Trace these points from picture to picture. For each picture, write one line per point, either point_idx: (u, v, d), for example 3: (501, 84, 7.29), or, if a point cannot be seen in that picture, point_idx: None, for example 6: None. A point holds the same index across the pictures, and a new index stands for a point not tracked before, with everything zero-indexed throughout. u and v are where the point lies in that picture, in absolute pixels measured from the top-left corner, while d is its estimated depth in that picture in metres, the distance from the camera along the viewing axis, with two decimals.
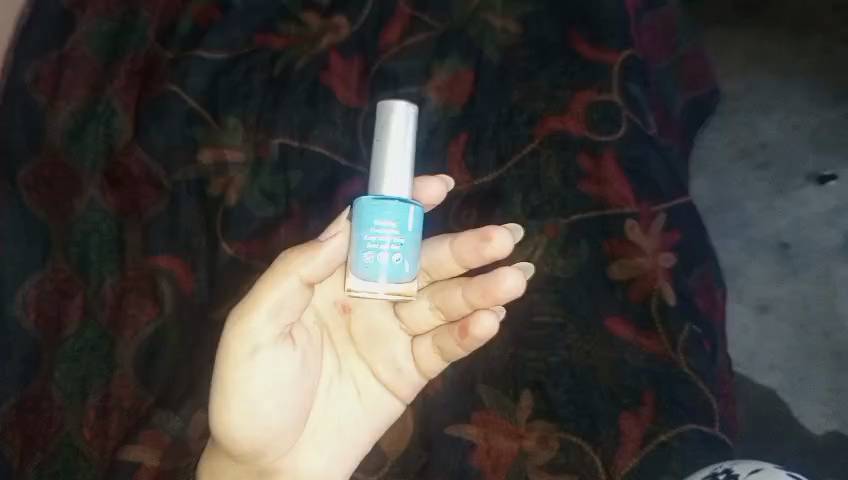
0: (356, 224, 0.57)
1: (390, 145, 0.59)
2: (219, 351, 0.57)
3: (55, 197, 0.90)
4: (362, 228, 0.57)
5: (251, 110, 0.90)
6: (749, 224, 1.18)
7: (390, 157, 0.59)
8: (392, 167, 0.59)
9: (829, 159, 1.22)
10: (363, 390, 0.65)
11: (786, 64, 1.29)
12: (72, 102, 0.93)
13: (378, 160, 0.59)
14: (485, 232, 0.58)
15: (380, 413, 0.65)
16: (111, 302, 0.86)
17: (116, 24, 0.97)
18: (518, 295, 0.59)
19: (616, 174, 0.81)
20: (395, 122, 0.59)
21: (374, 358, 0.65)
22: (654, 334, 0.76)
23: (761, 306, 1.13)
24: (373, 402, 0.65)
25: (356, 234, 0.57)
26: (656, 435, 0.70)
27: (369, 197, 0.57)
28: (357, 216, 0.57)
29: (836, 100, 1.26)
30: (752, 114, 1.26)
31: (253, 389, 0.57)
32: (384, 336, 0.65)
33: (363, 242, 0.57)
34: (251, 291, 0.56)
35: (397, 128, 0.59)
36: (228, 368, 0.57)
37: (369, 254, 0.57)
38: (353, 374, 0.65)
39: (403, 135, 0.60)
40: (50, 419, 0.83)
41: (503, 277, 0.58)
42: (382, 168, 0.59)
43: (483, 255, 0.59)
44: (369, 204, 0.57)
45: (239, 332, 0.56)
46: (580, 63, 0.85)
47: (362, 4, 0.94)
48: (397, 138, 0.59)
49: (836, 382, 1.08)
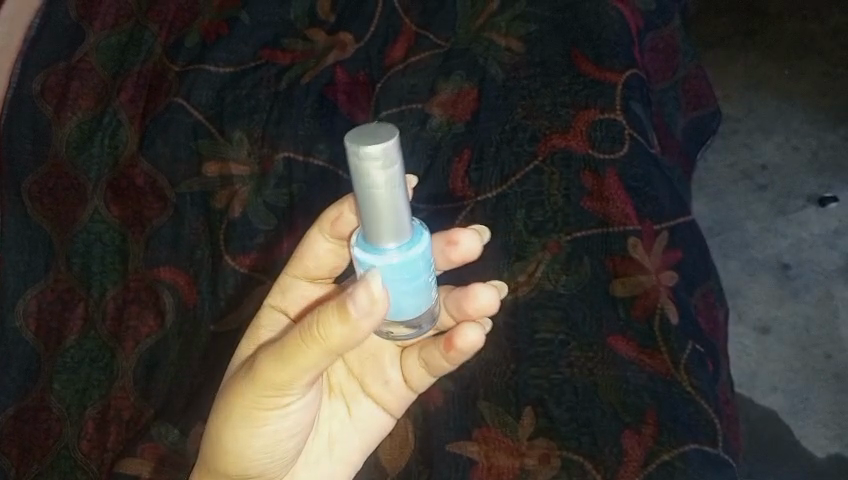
0: (403, 278, 0.48)
1: (382, 192, 0.45)
2: (243, 405, 0.52)
3: (59, 208, 0.91)
4: (413, 277, 0.49)
5: (257, 123, 0.91)
6: (750, 245, 1.32)
7: (389, 203, 0.46)
8: (397, 213, 0.46)
9: (830, 183, 1.37)
10: (355, 405, 0.63)
11: (782, 89, 1.48)
12: (79, 113, 0.94)
13: (369, 210, 0.46)
14: (450, 235, 0.56)
15: (374, 427, 0.64)
16: (112, 313, 0.88)
17: (124, 36, 0.98)
18: (496, 303, 0.55)
19: (617, 191, 0.80)
20: (376, 164, 0.44)
21: (364, 374, 0.63)
22: (657, 354, 0.74)
23: (762, 327, 1.24)
24: (365, 417, 0.64)
25: (403, 289, 0.48)
26: (658, 455, 0.68)
27: (410, 250, 0.48)
28: (398, 271, 0.48)
29: (836, 124, 1.43)
30: (753, 135, 1.44)
31: (276, 434, 0.54)
32: (372, 349, 0.63)
33: (417, 289, 0.49)
34: (276, 354, 0.48)
35: (386, 167, 0.44)
36: (250, 420, 0.52)
37: (426, 293, 0.50)
38: (344, 389, 0.63)
39: (392, 169, 0.45)
40: (48, 431, 0.84)
41: (478, 289, 0.55)
42: (383, 220, 0.46)
43: (450, 260, 0.56)
44: (412, 254, 0.48)
45: (266, 393, 0.50)
46: (582, 82, 0.84)
47: (368, 22, 0.95)
48: (387, 178, 0.45)
49: (836, 404, 1.16)
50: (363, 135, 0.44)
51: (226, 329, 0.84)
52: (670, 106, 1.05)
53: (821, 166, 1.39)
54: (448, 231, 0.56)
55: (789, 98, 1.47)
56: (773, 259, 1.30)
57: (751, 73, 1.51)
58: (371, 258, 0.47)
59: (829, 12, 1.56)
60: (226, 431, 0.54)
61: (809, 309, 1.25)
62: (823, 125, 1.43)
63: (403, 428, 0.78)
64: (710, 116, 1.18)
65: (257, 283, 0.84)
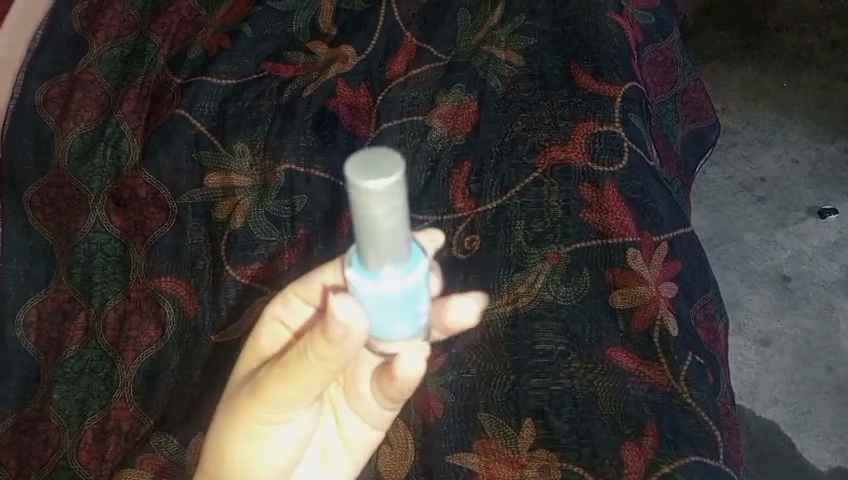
0: (397, 306, 0.44)
1: (384, 223, 0.40)
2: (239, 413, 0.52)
3: (60, 218, 0.92)
4: (407, 305, 0.45)
5: (259, 135, 0.91)
6: (750, 257, 1.32)
7: (391, 232, 0.41)
8: (397, 240, 0.42)
9: (828, 196, 1.37)
10: (345, 417, 0.58)
11: (782, 102, 1.49)
12: (81, 124, 0.94)
13: (367, 233, 0.41)
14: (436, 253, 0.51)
15: (365, 443, 0.59)
16: (112, 323, 0.88)
17: (128, 48, 0.99)
18: (473, 322, 0.49)
19: (617, 204, 0.80)
20: (382, 198, 0.39)
21: (352, 392, 0.57)
22: (657, 366, 0.75)
23: (762, 339, 1.24)
24: (356, 430, 0.59)
25: (394, 315, 0.45)
26: (659, 466, 0.69)
27: (408, 280, 0.44)
28: (390, 298, 0.44)
29: (834, 137, 1.44)
30: (752, 148, 1.44)
31: (276, 448, 0.54)
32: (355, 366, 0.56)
33: (405, 316, 0.45)
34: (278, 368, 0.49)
35: (388, 198, 0.39)
36: (250, 432, 0.53)
37: (418, 318, 0.46)
38: (333, 400, 0.58)
39: (397, 200, 0.40)
40: (46, 441, 0.84)
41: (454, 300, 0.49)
42: (380, 245, 0.42)
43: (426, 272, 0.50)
44: (405, 285, 0.43)
45: (262, 407, 0.51)
46: (581, 95, 0.84)
47: (370, 35, 0.96)
48: (395, 212, 0.40)
49: (838, 416, 1.16)
50: (363, 164, 0.38)
51: (227, 340, 0.84)
52: (668, 119, 1.06)
53: (820, 178, 1.39)
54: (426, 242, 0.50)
55: (787, 110, 1.48)
56: (773, 271, 1.30)
57: (751, 84, 1.51)
58: (367, 283, 0.43)
59: (826, 26, 1.54)
60: (218, 436, 0.54)
61: (810, 321, 1.25)
62: (822, 138, 1.44)
63: (404, 440, 0.76)
64: (710, 127, 1.19)
65: (257, 293, 0.84)
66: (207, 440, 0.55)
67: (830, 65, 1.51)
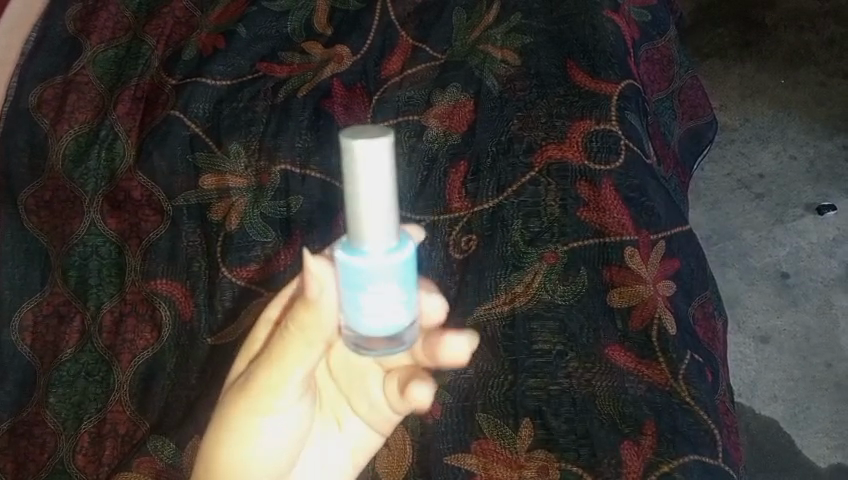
0: (367, 284, 0.46)
1: (365, 189, 0.45)
2: (236, 403, 0.52)
3: (56, 221, 0.92)
4: (378, 289, 0.46)
5: (254, 135, 0.90)
6: (749, 254, 1.32)
7: (369, 201, 0.45)
8: (373, 214, 0.45)
9: (827, 192, 1.37)
10: (347, 426, 0.58)
11: (781, 97, 1.48)
12: (75, 126, 0.94)
13: (351, 201, 0.46)
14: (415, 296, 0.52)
15: (368, 450, 0.58)
16: (108, 326, 0.88)
17: (122, 49, 0.98)
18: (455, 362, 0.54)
19: (615, 202, 0.80)
20: (367, 159, 0.44)
21: (356, 397, 0.57)
22: (655, 364, 0.75)
23: (761, 336, 1.24)
24: (359, 438, 0.58)
25: (366, 298, 0.46)
26: (659, 465, 0.68)
27: (383, 258, 0.46)
28: (366, 273, 0.46)
29: (833, 133, 1.43)
30: (751, 144, 1.44)
31: (276, 453, 0.53)
32: (359, 372, 0.56)
33: (370, 307, 0.46)
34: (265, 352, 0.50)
35: (372, 164, 0.44)
36: (246, 436, 0.52)
37: (393, 313, 0.47)
38: (335, 409, 0.58)
39: (381, 169, 0.45)
40: (43, 445, 0.85)
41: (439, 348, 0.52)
42: (360, 214, 0.45)
43: None
44: (370, 265, 0.45)
45: (258, 393, 0.51)
46: (577, 94, 0.83)
47: (365, 34, 0.95)
48: (377, 180, 0.45)
49: (837, 412, 1.15)
50: (359, 130, 0.45)
51: (222, 343, 0.84)
52: (666, 117, 1.06)
53: (818, 175, 1.39)
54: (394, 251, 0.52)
55: (786, 107, 1.47)
56: (772, 268, 1.30)
57: (749, 80, 1.51)
58: (348, 257, 0.46)
59: (825, 22, 1.57)
60: (216, 433, 0.53)
61: (809, 318, 1.25)
62: (820, 134, 1.43)
63: (401, 441, 0.76)
64: (706, 125, 1.18)
65: (256, 296, 0.83)
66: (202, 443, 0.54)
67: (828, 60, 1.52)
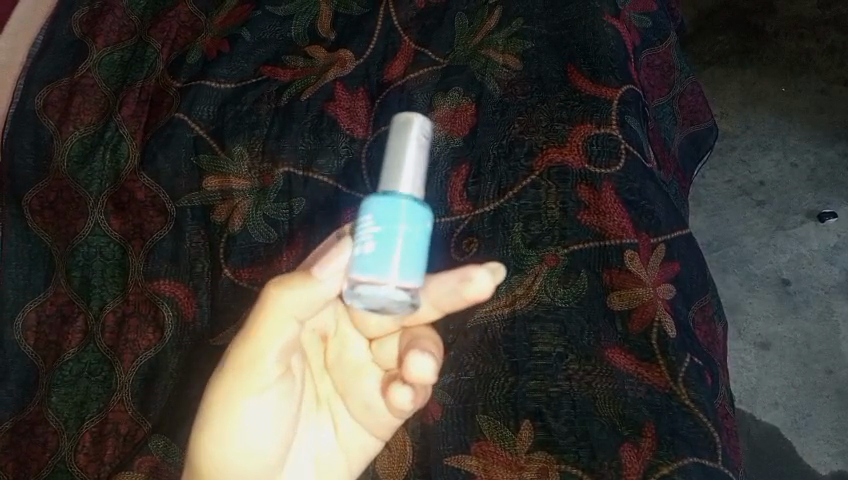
0: (385, 222, 0.49)
1: (409, 158, 0.52)
2: (220, 384, 0.55)
3: (59, 221, 0.93)
4: (389, 231, 0.48)
5: (257, 138, 0.91)
6: (749, 260, 1.34)
7: (410, 167, 0.51)
8: (407, 179, 0.51)
9: (827, 200, 1.38)
10: (340, 424, 0.61)
11: (782, 104, 1.46)
12: (80, 128, 0.95)
13: (391, 160, 0.52)
14: (463, 272, 0.51)
15: (360, 448, 0.62)
16: (111, 326, 0.88)
17: (127, 52, 0.99)
18: (431, 378, 0.51)
19: (615, 205, 0.81)
20: (408, 131, 0.53)
21: (350, 395, 0.60)
22: (654, 366, 0.76)
23: (762, 343, 1.28)
24: (352, 437, 0.61)
25: (380, 237, 0.48)
26: (658, 468, 0.68)
27: (404, 203, 0.49)
28: (387, 213, 0.49)
29: (835, 139, 1.43)
30: (752, 152, 1.43)
31: (266, 442, 0.56)
32: (356, 372, 0.60)
33: (379, 248, 0.48)
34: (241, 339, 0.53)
35: (417, 143, 0.52)
36: (233, 423, 0.55)
37: (398, 260, 0.48)
38: (330, 404, 0.61)
39: (420, 142, 0.53)
40: (45, 443, 0.85)
41: (414, 353, 0.52)
42: (394, 168, 0.51)
43: (461, 296, 0.51)
44: (394, 204, 0.49)
45: (240, 373, 0.54)
46: (578, 98, 0.84)
47: (368, 39, 0.96)
48: (415, 147, 0.52)
49: (837, 419, 1.21)
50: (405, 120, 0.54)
51: (222, 343, 0.84)
52: (667, 122, 1.07)
53: (819, 182, 1.39)
54: (465, 267, 0.52)
55: (786, 114, 1.45)
56: (773, 275, 1.32)
57: (750, 87, 1.48)
58: (376, 199, 0.50)
59: (825, 30, 1.46)
60: (205, 417, 0.56)
61: (809, 325, 1.28)
62: (821, 141, 1.43)
63: (401, 443, 0.77)
64: (707, 131, 1.19)
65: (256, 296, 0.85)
66: (193, 427, 0.57)
67: (836, 60, 1.46)
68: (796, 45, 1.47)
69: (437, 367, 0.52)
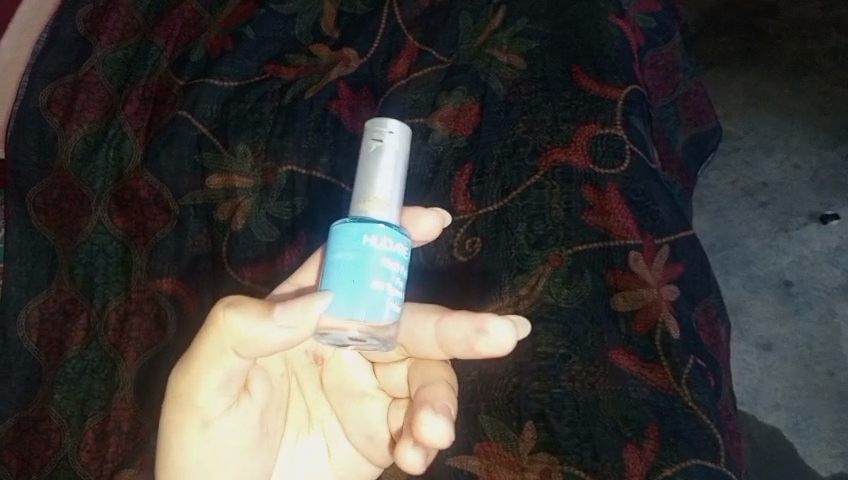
0: (350, 253, 0.48)
1: (384, 167, 0.53)
2: (166, 416, 0.50)
3: (63, 219, 0.93)
4: (354, 264, 0.48)
5: (261, 137, 0.90)
6: (752, 262, 1.34)
7: (384, 182, 0.52)
8: (384, 188, 0.52)
9: (829, 201, 1.38)
10: (335, 445, 0.58)
11: (786, 105, 1.45)
12: (83, 126, 0.95)
13: (365, 173, 0.53)
14: (481, 323, 0.47)
15: (356, 472, 0.58)
16: (114, 324, 0.89)
17: (131, 50, 0.99)
18: (443, 443, 0.46)
19: (619, 206, 0.80)
20: (385, 142, 0.53)
21: (348, 419, 0.57)
22: (658, 367, 0.75)
23: (763, 345, 1.28)
24: (347, 461, 0.58)
25: (345, 272, 0.48)
26: (661, 469, 0.68)
27: (368, 229, 0.49)
28: (353, 244, 0.49)
29: (836, 142, 1.42)
30: (754, 154, 1.42)
31: (227, 470, 0.51)
32: (357, 395, 0.57)
33: (346, 283, 0.48)
34: (183, 366, 0.47)
35: (392, 153, 0.53)
36: (187, 455, 0.50)
37: (366, 294, 0.47)
38: (325, 426, 0.58)
39: (396, 153, 0.53)
40: (48, 441, 0.86)
41: (426, 414, 0.47)
42: (367, 183, 0.52)
43: (478, 352, 0.47)
44: (359, 232, 0.49)
45: (183, 409, 0.48)
46: (582, 98, 0.84)
47: (371, 37, 0.96)
48: (390, 160, 0.53)
49: (839, 421, 1.21)
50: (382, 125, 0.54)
51: None
52: (670, 123, 1.07)
53: (822, 183, 1.39)
54: (483, 316, 0.48)
55: (789, 116, 1.44)
56: (775, 276, 1.32)
57: (753, 88, 1.47)
58: (342, 229, 0.50)
59: (826, 33, 1.47)
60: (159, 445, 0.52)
61: (811, 327, 1.28)
62: (824, 142, 1.42)
63: None
64: (711, 132, 1.18)
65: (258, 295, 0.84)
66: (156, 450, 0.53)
67: (839, 63, 1.46)
68: (798, 47, 1.47)
69: (451, 430, 0.47)
